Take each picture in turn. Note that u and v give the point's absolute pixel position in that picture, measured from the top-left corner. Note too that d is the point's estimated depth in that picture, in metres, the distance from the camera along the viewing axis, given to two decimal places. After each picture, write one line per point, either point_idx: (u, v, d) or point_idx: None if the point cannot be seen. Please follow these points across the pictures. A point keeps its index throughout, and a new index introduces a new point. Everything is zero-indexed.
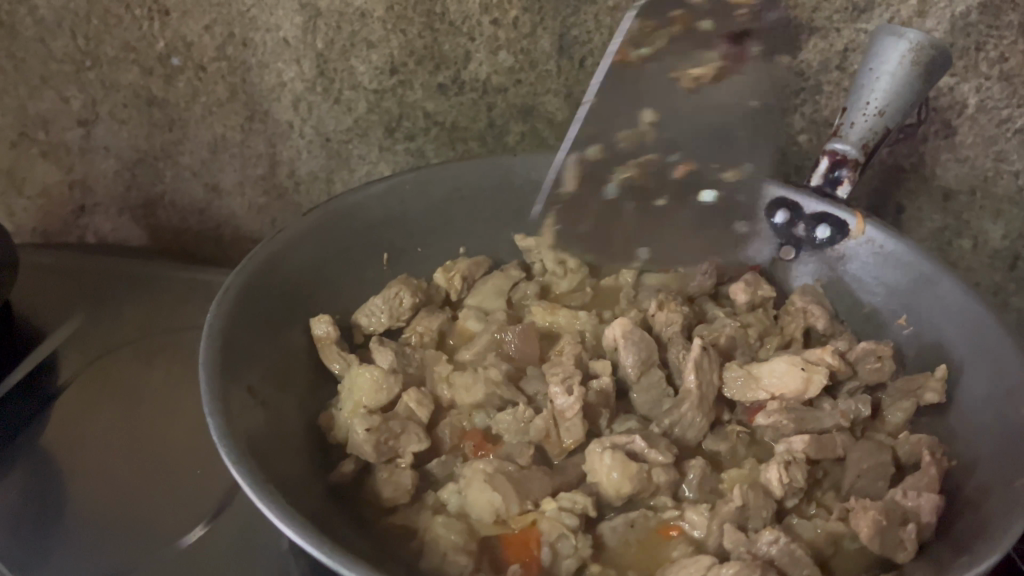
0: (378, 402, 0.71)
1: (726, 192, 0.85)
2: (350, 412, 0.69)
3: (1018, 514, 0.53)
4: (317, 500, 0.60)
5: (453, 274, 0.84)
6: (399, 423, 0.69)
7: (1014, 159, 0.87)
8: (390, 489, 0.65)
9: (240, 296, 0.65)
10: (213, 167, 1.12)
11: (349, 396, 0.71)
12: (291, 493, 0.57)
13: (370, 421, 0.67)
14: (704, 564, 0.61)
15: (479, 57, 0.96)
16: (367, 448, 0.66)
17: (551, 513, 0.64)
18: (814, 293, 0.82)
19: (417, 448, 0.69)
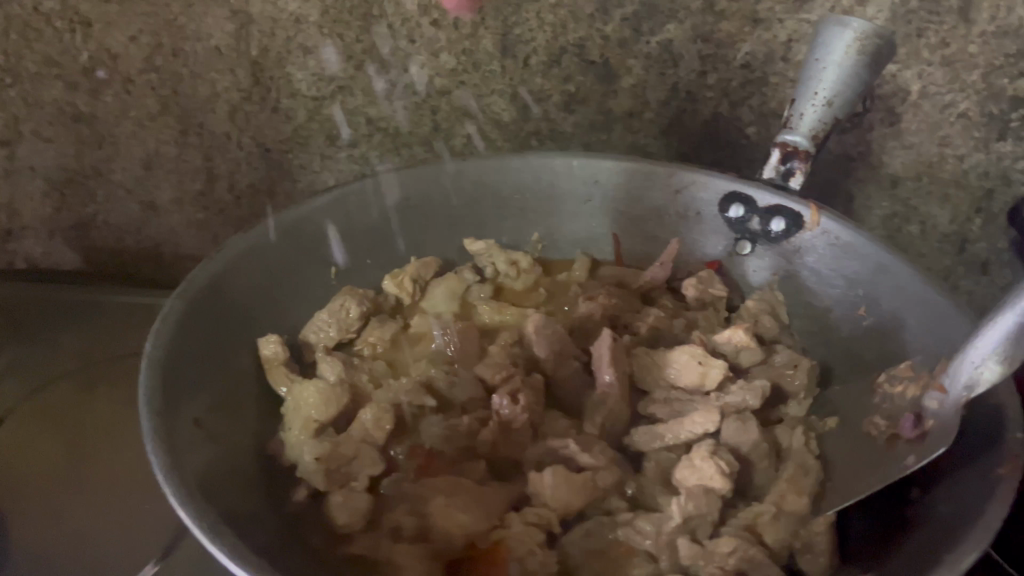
0: (328, 416, 0.69)
1: (682, 190, 0.80)
2: (301, 431, 0.66)
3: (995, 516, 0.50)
4: (262, 533, 0.56)
5: (403, 279, 0.81)
6: (351, 446, 0.66)
7: (958, 143, 0.88)
8: (348, 516, 0.62)
9: (179, 328, 0.60)
10: (148, 185, 1.08)
11: (298, 412, 0.68)
12: (239, 525, 0.53)
13: (317, 448, 0.65)
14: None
15: (420, 59, 0.94)
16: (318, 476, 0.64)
17: (518, 528, 0.61)
18: (769, 299, 0.81)
19: (375, 470, 0.65)
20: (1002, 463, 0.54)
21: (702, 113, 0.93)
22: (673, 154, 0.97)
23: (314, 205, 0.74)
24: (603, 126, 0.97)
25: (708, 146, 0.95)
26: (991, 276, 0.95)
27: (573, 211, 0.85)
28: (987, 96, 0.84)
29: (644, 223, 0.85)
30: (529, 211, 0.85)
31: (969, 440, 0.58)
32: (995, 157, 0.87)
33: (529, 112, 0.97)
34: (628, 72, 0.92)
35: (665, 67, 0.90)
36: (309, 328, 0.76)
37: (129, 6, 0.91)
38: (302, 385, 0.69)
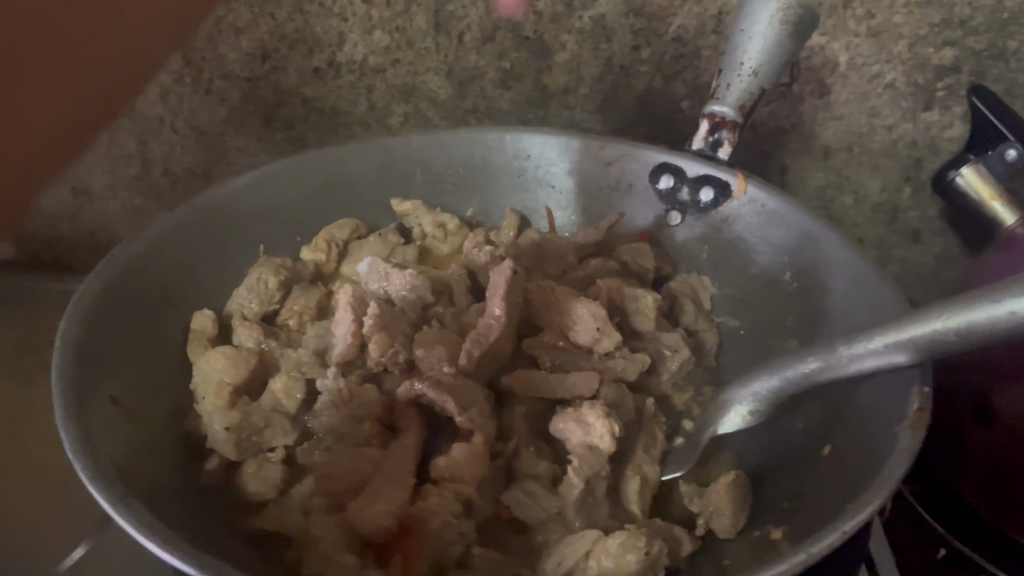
0: (239, 377, 0.67)
1: (614, 162, 0.82)
2: (214, 400, 0.65)
3: (895, 466, 0.50)
4: (174, 506, 0.56)
5: (318, 243, 0.80)
6: (262, 416, 0.65)
7: (886, 114, 0.89)
8: (260, 484, 0.62)
9: (99, 305, 0.60)
10: (80, 170, 1.06)
11: (207, 381, 0.65)
12: (148, 500, 0.52)
13: (228, 418, 0.63)
14: (591, 538, 0.59)
15: (354, 38, 0.93)
16: (229, 449, 0.62)
17: (436, 497, 0.60)
18: (694, 284, 0.83)
19: (288, 440, 0.65)
20: (904, 416, 0.54)
21: (637, 87, 0.93)
22: (608, 129, 0.98)
23: (242, 181, 0.75)
24: (540, 102, 0.97)
25: (642, 121, 0.96)
26: (923, 245, 0.97)
27: (506, 185, 0.86)
28: (912, 66, 0.85)
29: (576, 196, 0.86)
30: (463, 187, 0.86)
31: (880, 395, 0.58)
32: (923, 127, 0.89)
33: (465, 88, 0.96)
34: (563, 48, 0.92)
35: (598, 42, 0.90)
36: (233, 303, 0.75)
37: None
38: (207, 354, 0.67)
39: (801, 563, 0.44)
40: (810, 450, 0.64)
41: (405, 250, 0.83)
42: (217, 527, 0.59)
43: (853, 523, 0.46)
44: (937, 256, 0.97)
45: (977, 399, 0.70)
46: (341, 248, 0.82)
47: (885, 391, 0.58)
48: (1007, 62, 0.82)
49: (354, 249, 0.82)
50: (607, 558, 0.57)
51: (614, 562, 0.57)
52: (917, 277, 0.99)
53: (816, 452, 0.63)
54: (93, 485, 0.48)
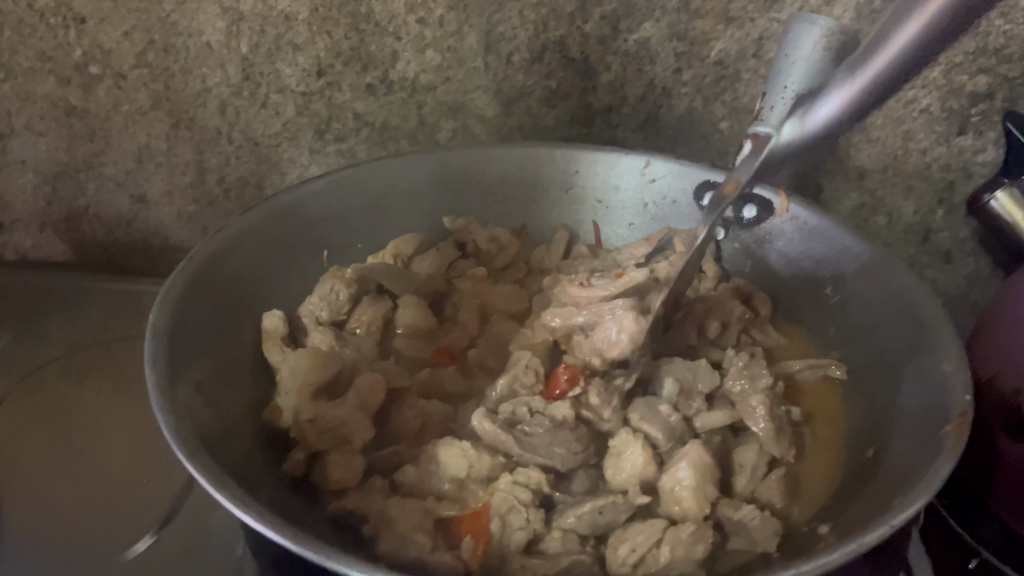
0: (322, 380, 0.71)
1: (658, 178, 0.86)
2: (297, 394, 0.68)
3: (941, 465, 0.53)
4: (259, 483, 0.59)
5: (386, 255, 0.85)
6: (344, 412, 0.68)
7: (921, 137, 0.92)
8: (341, 472, 0.64)
9: (184, 301, 0.64)
10: (138, 178, 1.11)
11: (291, 377, 0.69)
12: (236, 477, 0.56)
13: (309, 410, 0.67)
14: (659, 527, 0.61)
15: (407, 56, 0.97)
16: (310, 435, 0.66)
17: (506, 486, 0.64)
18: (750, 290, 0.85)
19: (367, 436, 0.68)
20: (948, 421, 0.57)
21: (678, 108, 0.97)
22: (649, 147, 1.01)
23: (311, 190, 0.79)
24: (584, 120, 1.00)
25: (681, 140, 1.00)
26: (955, 266, 0.99)
27: (556, 199, 0.90)
28: (948, 92, 0.88)
29: (623, 212, 0.90)
30: (515, 200, 0.90)
31: (928, 402, 0.62)
32: (956, 151, 0.92)
33: (512, 106, 1.00)
34: (607, 69, 0.95)
35: (643, 63, 0.94)
36: (304, 308, 0.79)
37: (121, 3, 0.95)
38: (294, 354, 0.71)
39: (853, 550, 0.46)
40: (857, 452, 0.67)
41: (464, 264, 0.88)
42: (297, 504, 0.62)
43: (903, 515, 0.48)
44: (967, 277, 1.00)
45: (1008, 415, 0.71)
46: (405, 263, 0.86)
47: (932, 399, 0.61)
48: None
49: (416, 263, 0.86)
50: (678, 545, 0.60)
51: (684, 551, 0.59)
52: (948, 297, 1.02)
53: (857, 455, 0.67)
54: (187, 459, 0.51)
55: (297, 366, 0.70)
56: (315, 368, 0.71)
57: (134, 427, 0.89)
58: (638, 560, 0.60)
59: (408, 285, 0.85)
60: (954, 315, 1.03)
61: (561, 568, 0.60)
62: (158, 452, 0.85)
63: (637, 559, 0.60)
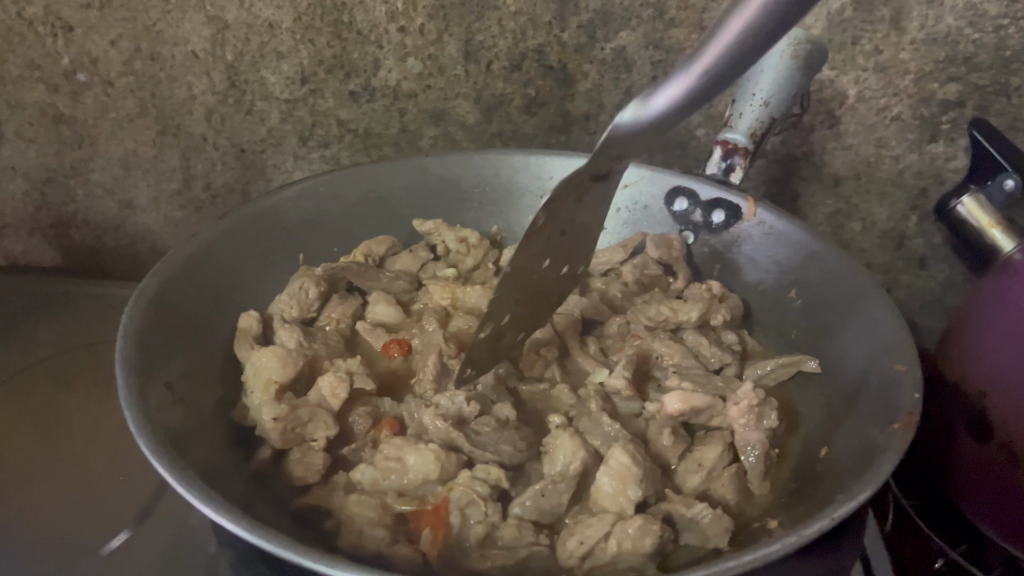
0: (287, 377, 0.71)
1: (630, 184, 0.88)
2: (262, 393, 0.69)
3: (886, 461, 0.54)
4: (225, 479, 0.60)
5: (356, 255, 0.85)
6: (308, 410, 0.69)
7: (893, 144, 0.94)
8: (303, 469, 0.66)
9: (155, 301, 0.65)
10: (126, 184, 1.13)
11: (258, 375, 0.70)
12: (201, 472, 0.57)
13: (276, 409, 0.67)
14: (608, 521, 0.62)
15: (389, 64, 0.98)
16: (273, 436, 0.66)
17: (465, 481, 0.65)
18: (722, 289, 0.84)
19: (332, 432, 0.69)
20: (898, 419, 0.58)
21: None
22: (627, 154, 1.03)
23: (290, 194, 0.82)
24: (563, 127, 1.02)
25: (658, 147, 1.01)
26: (929, 271, 1.01)
27: (530, 205, 0.91)
28: (919, 99, 0.90)
29: None
30: (490, 206, 0.92)
31: (881, 401, 0.63)
32: (928, 158, 0.93)
33: (493, 114, 1.02)
34: (585, 77, 0.97)
35: (620, 72, 0.96)
36: (274, 307, 0.79)
37: (108, 12, 0.96)
38: (259, 352, 0.71)
39: (795, 543, 0.48)
40: (814, 451, 0.69)
41: (435, 266, 0.89)
42: (261, 500, 0.63)
43: (844, 508, 0.50)
44: (941, 281, 1.01)
45: (977, 416, 0.72)
46: (375, 262, 0.87)
47: (885, 399, 0.63)
48: (1009, 98, 0.87)
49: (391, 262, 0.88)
50: (625, 538, 0.60)
51: (631, 544, 0.60)
52: (924, 301, 1.03)
53: (815, 454, 0.68)
54: (151, 453, 0.53)
55: (264, 365, 0.70)
56: (281, 366, 0.70)
57: (115, 428, 0.90)
58: (586, 552, 0.61)
59: (378, 282, 0.85)
60: (928, 320, 1.05)
61: (519, 562, 0.61)
62: (137, 452, 0.87)
63: (585, 551, 0.61)
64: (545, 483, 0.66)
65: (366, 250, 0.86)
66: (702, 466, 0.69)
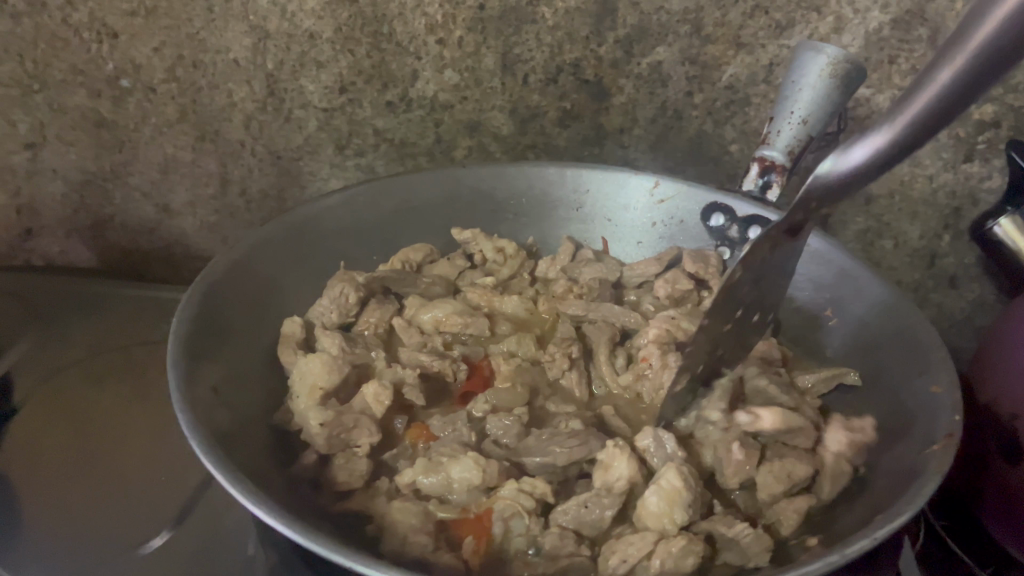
0: (332, 384, 0.72)
1: (666, 199, 0.90)
2: (307, 398, 0.70)
3: (928, 481, 0.55)
4: (272, 482, 0.62)
5: (394, 262, 0.87)
6: (353, 416, 0.71)
7: (928, 163, 0.94)
8: (347, 475, 0.67)
9: (201, 306, 0.67)
10: (163, 188, 1.15)
11: (304, 381, 0.71)
12: (249, 474, 0.59)
13: (323, 415, 0.69)
14: (650, 539, 0.62)
15: (426, 75, 1.00)
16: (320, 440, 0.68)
17: (510, 493, 0.66)
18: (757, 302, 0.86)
19: (375, 439, 0.70)
20: (938, 440, 0.59)
21: (688, 130, 0.99)
22: (659, 168, 1.04)
23: (329, 203, 0.83)
24: (596, 140, 1.03)
25: (691, 161, 1.02)
26: (960, 290, 1.01)
27: (565, 217, 0.94)
28: (954, 119, 0.90)
29: (631, 230, 0.93)
30: (524, 217, 0.93)
31: (920, 421, 0.64)
32: (963, 177, 0.93)
33: (527, 126, 1.03)
34: (620, 91, 0.98)
35: (655, 87, 0.96)
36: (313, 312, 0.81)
37: (153, 20, 0.98)
38: (305, 358, 0.73)
39: (838, 561, 0.48)
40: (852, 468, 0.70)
41: (473, 274, 0.90)
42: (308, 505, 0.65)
43: (888, 527, 0.50)
44: (972, 301, 1.01)
45: (1011, 437, 0.71)
46: (412, 269, 0.89)
47: (925, 419, 0.63)
48: None
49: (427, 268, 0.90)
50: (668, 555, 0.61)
51: (673, 558, 0.60)
52: (953, 321, 1.04)
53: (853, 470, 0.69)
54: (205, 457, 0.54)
55: (310, 370, 0.72)
56: (327, 371, 0.72)
57: (153, 429, 0.92)
58: (627, 569, 0.62)
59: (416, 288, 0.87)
60: (958, 339, 1.05)
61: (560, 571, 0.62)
62: (175, 452, 0.88)
63: (627, 569, 0.62)
64: (591, 496, 0.67)
65: (404, 258, 0.88)
66: (746, 480, 0.69)
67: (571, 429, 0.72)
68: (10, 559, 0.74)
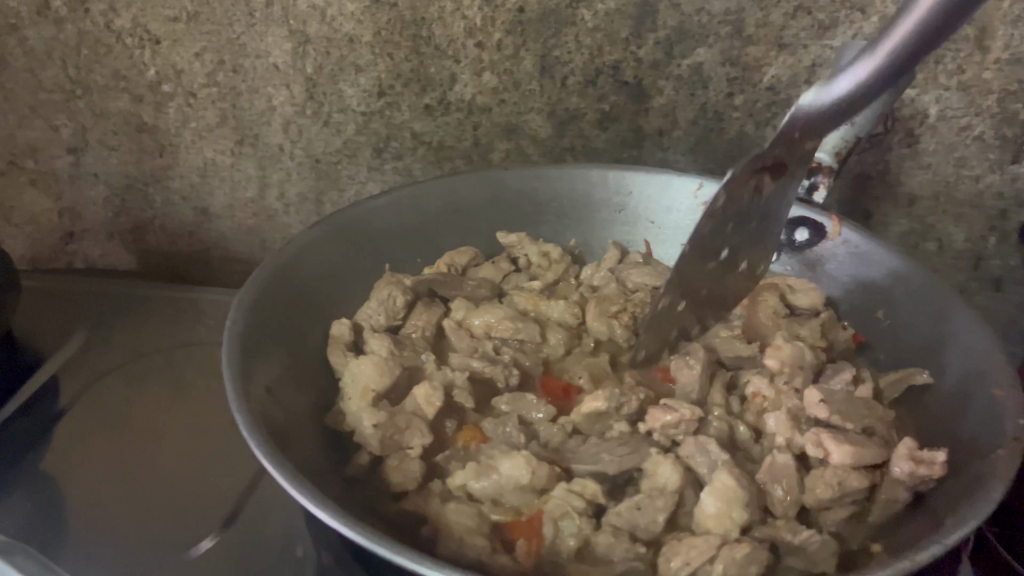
0: (383, 387, 0.72)
1: (711, 200, 0.88)
2: (359, 400, 0.70)
3: (994, 486, 0.54)
4: (325, 485, 0.62)
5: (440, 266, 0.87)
6: (405, 418, 0.71)
7: (974, 164, 0.93)
8: (402, 476, 0.67)
9: (254, 306, 0.67)
10: (203, 192, 1.16)
11: (355, 384, 0.71)
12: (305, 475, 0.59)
13: (375, 415, 0.69)
14: (715, 543, 0.62)
15: (464, 78, 1.00)
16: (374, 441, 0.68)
17: (561, 493, 0.65)
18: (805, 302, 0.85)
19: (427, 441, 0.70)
20: (1002, 443, 0.58)
21: (729, 132, 0.99)
22: (698, 170, 1.03)
23: (376, 205, 0.83)
24: (635, 142, 1.03)
25: (731, 163, 1.02)
26: (1007, 292, 1.00)
27: (607, 219, 0.93)
28: (1002, 120, 0.89)
29: (674, 232, 0.92)
30: (567, 219, 0.93)
31: (980, 424, 0.63)
32: (1010, 178, 0.92)
33: (565, 128, 1.03)
34: (660, 92, 0.97)
35: (695, 88, 0.96)
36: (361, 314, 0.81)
37: (195, 25, 0.99)
38: (357, 359, 0.73)
39: (909, 567, 0.47)
40: None
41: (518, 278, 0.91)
42: (361, 508, 0.65)
43: (957, 533, 0.49)
44: (1019, 303, 1.00)
45: None
46: (458, 273, 0.89)
47: (986, 424, 0.62)
48: None
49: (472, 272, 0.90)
50: (732, 564, 0.60)
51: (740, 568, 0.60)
52: (999, 323, 1.02)
53: None
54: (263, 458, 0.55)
55: (362, 373, 0.72)
56: (379, 374, 0.72)
57: (198, 431, 0.92)
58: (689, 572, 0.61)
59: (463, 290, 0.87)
60: (1003, 342, 1.03)
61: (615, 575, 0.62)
62: (221, 454, 0.89)
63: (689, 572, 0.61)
64: (642, 496, 0.66)
65: (449, 261, 0.88)
66: (841, 484, 0.67)
67: (621, 433, 0.72)
68: (64, 560, 0.74)
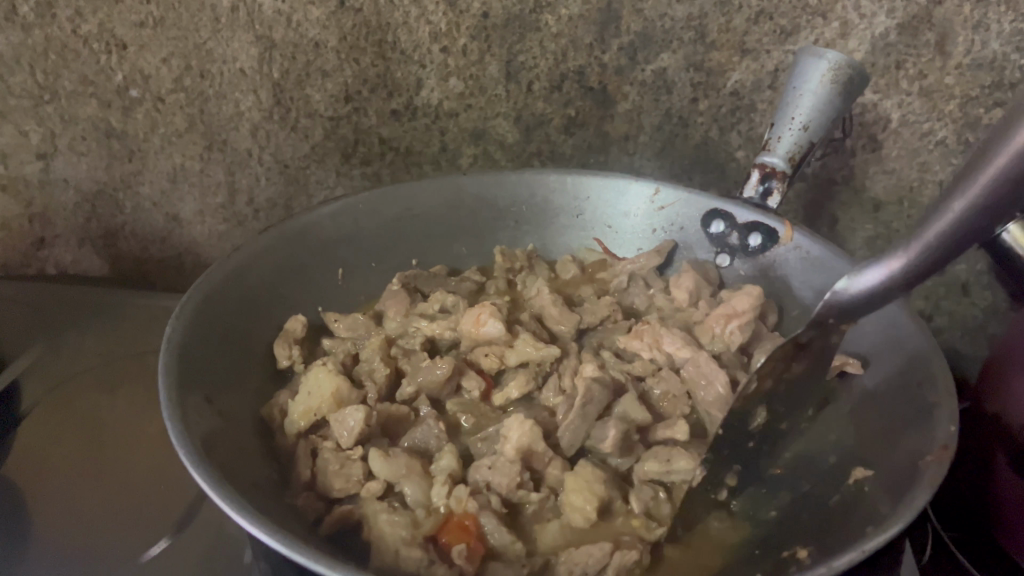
0: (327, 400, 0.74)
1: (667, 205, 0.90)
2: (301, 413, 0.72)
3: (920, 494, 0.56)
4: (260, 494, 0.63)
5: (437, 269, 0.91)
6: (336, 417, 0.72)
7: (937, 169, 0.92)
8: (344, 482, 0.68)
9: (197, 313, 0.70)
10: (172, 197, 1.15)
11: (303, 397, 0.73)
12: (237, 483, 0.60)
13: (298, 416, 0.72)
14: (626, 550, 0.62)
15: (430, 84, 1.00)
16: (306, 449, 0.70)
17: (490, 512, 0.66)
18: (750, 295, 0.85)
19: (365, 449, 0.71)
20: (932, 450, 0.60)
21: (694, 137, 0.98)
22: (665, 175, 1.03)
23: (327, 212, 0.85)
24: (602, 147, 1.03)
25: (697, 169, 1.01)
26: (972, 298, 0.99)
27: (566, 224, 0.95)
28: (964, 124, 0.88)
29: (631, 237, 0.94)
30: (524, 224, 0.94)
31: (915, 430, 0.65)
32: None
33: (532, 133, 1.03)
34: (625, 98, 0.97)
35: (659, 93, 0.96)
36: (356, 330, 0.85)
37: (161, 30, 0.99)
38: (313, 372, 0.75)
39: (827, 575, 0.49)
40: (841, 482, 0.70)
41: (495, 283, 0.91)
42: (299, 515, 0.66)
43: (875, 542, 0.51)
44: (985, 309, 0.99)
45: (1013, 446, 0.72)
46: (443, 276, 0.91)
47: (918, 430, 0.64)
48: None
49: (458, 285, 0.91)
50: None
51: None
52: (966, 328, 1.01)
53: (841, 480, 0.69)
54: (192, 466, 0.55)
55: (321, 386, 0.74)
56: (336, 402, 0.74)
57: (158, 435, 0.92)
58: None
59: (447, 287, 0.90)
60: (971, 348, 1.02)
61: None
62: (178, 459, 0.89)
63: None
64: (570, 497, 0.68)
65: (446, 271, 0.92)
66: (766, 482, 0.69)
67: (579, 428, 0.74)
68: (12, 565, 0.74)
